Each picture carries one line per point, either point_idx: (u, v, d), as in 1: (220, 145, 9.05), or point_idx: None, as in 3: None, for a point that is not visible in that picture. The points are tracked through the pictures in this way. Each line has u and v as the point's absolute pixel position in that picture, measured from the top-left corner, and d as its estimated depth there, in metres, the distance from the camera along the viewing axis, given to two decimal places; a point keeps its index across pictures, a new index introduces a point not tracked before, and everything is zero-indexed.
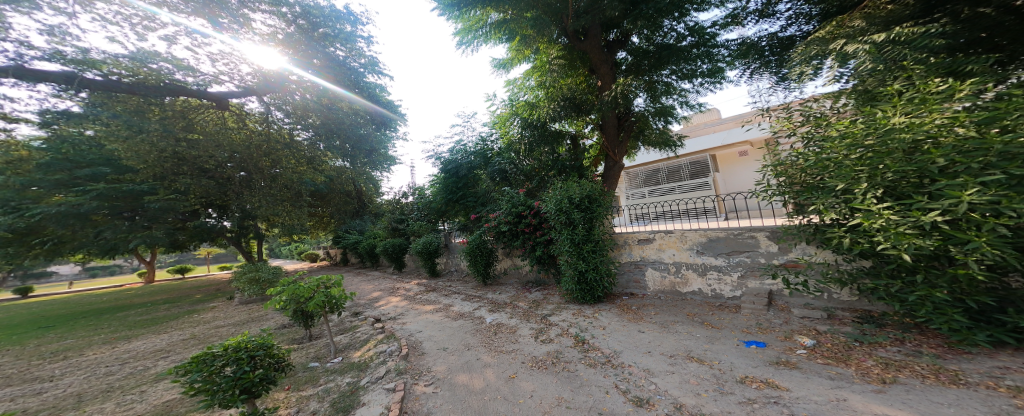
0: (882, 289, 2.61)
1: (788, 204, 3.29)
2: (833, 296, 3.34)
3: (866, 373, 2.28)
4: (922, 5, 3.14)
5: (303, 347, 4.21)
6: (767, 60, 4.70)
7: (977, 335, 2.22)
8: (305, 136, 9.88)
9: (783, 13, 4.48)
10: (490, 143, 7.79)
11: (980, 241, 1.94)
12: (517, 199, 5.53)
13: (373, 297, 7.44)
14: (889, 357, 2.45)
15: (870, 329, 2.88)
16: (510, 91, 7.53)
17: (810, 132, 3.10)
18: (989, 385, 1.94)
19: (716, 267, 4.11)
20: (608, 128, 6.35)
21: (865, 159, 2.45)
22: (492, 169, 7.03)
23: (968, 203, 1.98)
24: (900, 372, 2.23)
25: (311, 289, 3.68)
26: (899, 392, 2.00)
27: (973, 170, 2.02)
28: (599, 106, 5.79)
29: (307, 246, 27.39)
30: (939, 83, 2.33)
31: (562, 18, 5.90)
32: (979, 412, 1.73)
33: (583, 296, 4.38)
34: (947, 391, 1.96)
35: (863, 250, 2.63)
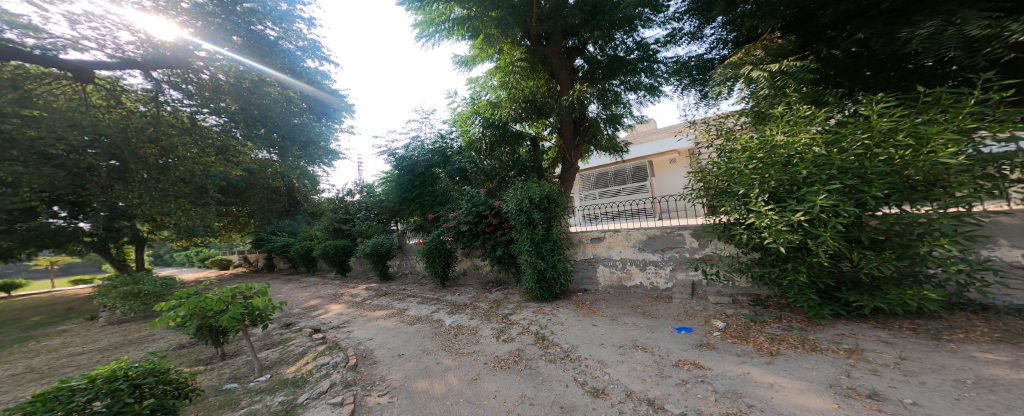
0: (766, 276, 3.15)
1: (704, 206, 3.73)
2: (735, 283, 3.93)
3: (760, 348, 2.71)
4: (799, 43, 3.91)
5: (213, 369, 3.63)
6: (694, 78, 5.33)
7: (826, 310, 2.87)
8: (214, 122, 8.61)
9: (708, 37, 5.12)
10: (451, 142, 7.62)
11: (825, 235, 2.50)
12: (477, 199, 5.48)
13: (310, 305, 6.73)
14: (772, 332, 2.96)
15: (759, 309, 3.44)
16: (473, 90, 7.40)
17: (723, 146, 3.52)
18: (835, 350, 2.49)
19: (654, 262, 4.54)
20: (565, 132, 6.58)
21: (757, 170, 2.92)
22: (450, 168, 6.86)
23: (823, 207, 2.51)
24: (781, 345, 2.70)
25: (223, 302, 3.12)
26: (782, 362, 2.43)
27: (822, 179, 2.56)
28: (558, 109, 6.02)
29: (215, 251, 23.42)
30: (807, 109, 2.90)
31: (524, 21, 6.05)
32: (831, 371, 2.22)
33: (543, 294, 4.50)
34: (811, 357, 2.43)
35: (754, 244, 3.13)
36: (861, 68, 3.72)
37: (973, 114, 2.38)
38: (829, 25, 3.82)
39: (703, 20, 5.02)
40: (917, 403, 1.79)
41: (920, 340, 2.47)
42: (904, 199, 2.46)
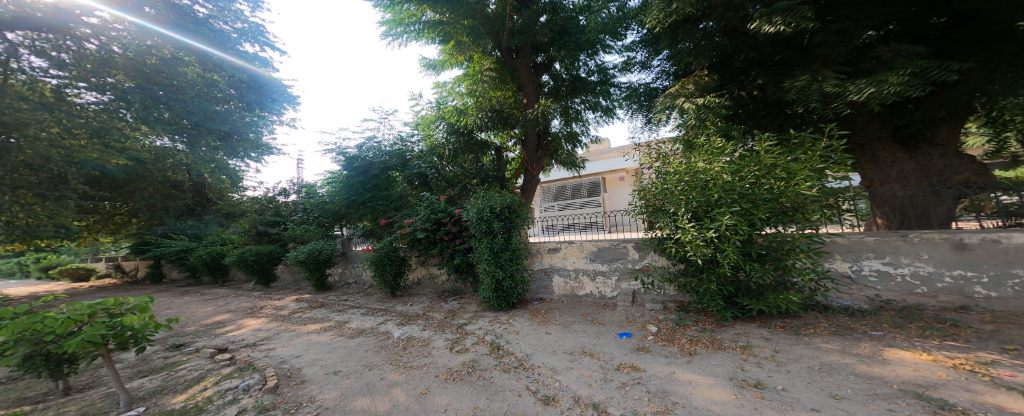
0: (688, 285, 3.68)
1: (645, 222, 4.11)
2: (665, 291, 4.39)
3: (682, 349, 3.07)
4: (719, 82, 4.77)
5: (56, 406, 2.82)
6: (642, 104, 5.96)
7: (727, 313, 3.45)
8: (91, 100, 7.26)
9: (655, 68, 5.81)
10: (412, 144, 7.41)
11: (728, 249, 3.10)
12: (437, 205, 5.30)
13: (215, 322, 5.71)
14: (694, 334, 3.38)
15: (683, 314, 3.90)
16: (439, 94, 7.37)
17: (660, 167, 3.98)
18: (736, 348, 2.97)
19: (602, 272, 4.85)
20: (529, 145, 6.71)
21: (682, 191, 3.41)
22: (409, 172, 6.60)
23: (728, 226, 3.10)
24: (699, 345, 3.10)
25: (74, 321, 2.22)
26: (699, 361, 2.79)
27: (726, 203, 3.15)
28: (522, 121, 6.17)
29: (68, 257, 18.35)
30: (719, 143, 3.50)
31: (498, 33, 6.21)
32: (730, 366, 2.66)
33: (502, 304, 4.49)
34: (721, 355, 2.85)
35: (679, 256, 3.63)
36: (758, 110, 4.72)
37: (822, 155, 3.23)
38: (741, 70, 4.63)
39: (651, 52, 5.69)
40: (786, 389, 2.25)
41: (786, 336, 3.14)
42: (780, 221, 3.16)
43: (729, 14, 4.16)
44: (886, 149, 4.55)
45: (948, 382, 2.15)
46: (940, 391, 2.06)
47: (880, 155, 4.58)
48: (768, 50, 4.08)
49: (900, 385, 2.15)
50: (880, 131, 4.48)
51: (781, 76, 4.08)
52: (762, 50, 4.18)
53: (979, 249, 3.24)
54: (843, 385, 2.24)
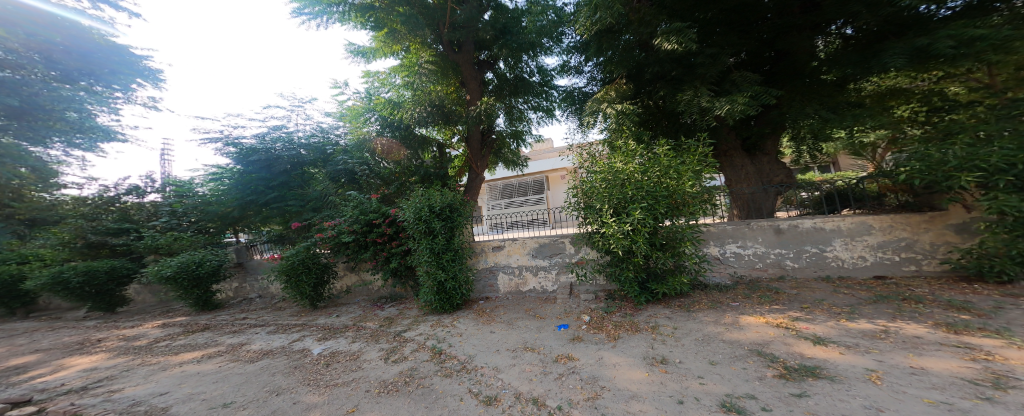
0: (613, 274, 4.09)
1: (579, 218, 4.38)
2: (597, 281, 4.81)
3: (610, 334, 3.39)
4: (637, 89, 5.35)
5: None
6: (576, 106, 6.42)
7: (642, 297, 3.96)
8: None
9: (586, 73, 6.33)
10: (334, 137, 6.61)
11: (639, 240, 3.56)
12: (367, 206, 4.81)
13: (11, 368, 4.11)
14: (619, 319, 3.77)
15: (611, 301, 4.33)
16: (370, 84, 6.69)
17: (588, 166, 4.33)
18: (649, 329, 3.41)
19: (543, 267, 5.05)
20: (472, 142, 6.54)
21: (606, 188, 3.77)
22: (331, 168, 5.82)
23: (640, 220, 3.54)
24: (622, 330, 3.47)
25: None
26: (623, 344, 3.12)
27: (639, 200, 3.59)
28: (465, 118, 6.03)
29: None
30: (635, 148, 3.96)
31: (438, 24, 5.94)
32: (644, 346, 3.04)
33: (448, 307, 4.35)
34: (639, 337, 3.23)
35: (604, 248, 4.00)
36: (662, 119, 5.58)
37: (698, 160, 3.97)
38: (649, 82, 5.33)
39: (583, 58, 6.16)
40: (683, 361, 2.67)
41: (679, 313, 3.74)
42: (674, 214, 3.74)
43: (645, 30, 4.73)
44: (740, 155, 5.75)
45: (776, 339, 2.85)
46: (771, 347, 2.73)
47: (734, 160, 5.77)
48: (666, 66, 4.83)
49: (749, 346, 2.77)
50: (735, 140, 5.67)
51: (676, 90, 4.86)
52: (663, 65, 4.89)
53: (788, 232, 4.38)
54: (716, 351, 2.77)
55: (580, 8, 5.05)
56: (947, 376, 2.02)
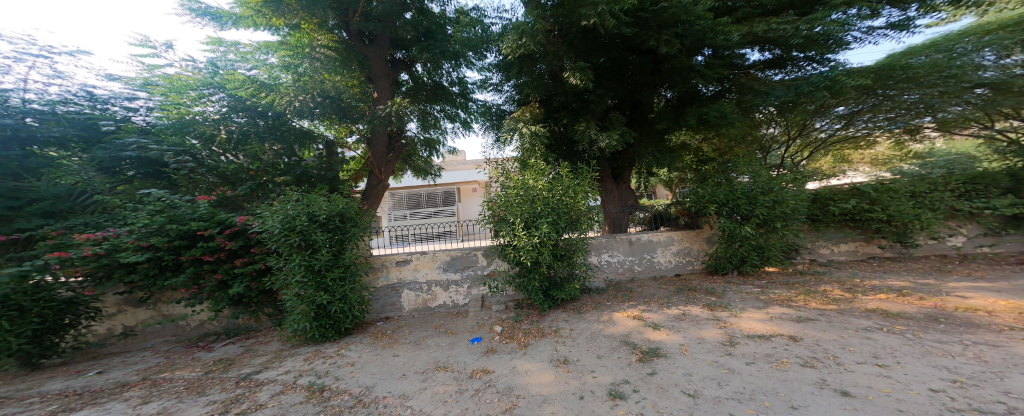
0: (524, 285, 4.19)
1: (491, 230, 4.38)
2: (508, 292, 4.86)
3: (521, 342, 3.42)
4: (546, 113, 5.88)
5: None
6: (493, 123, 6.71)
7: (545, 304, 4.18)
8: None
9: (506, 93, 6.58)
10: (119, 109, 4.14)
11: (545, 251, 3.80)
12: (189, 212, 3.54)
13: None
14: (527, 326, 3.87)
15: (521, 310, 4.43)
16: (213, 51, 5.01)
17: (503, 181, 4.38)
18: (554, 332, 3.59)
19: (455, 281, 4.82)
20: (376, 144, 5.90)
21: (516, 202, 3.92)
22: (104, 153, 3.69)
23: (546, 234, 3.79)
24: (532, 336, 3.56)
25: None
26: (534, 350, 3.19)
27: (547, 215, 3.85)
28: (371, 118, 5.40)
29: None
30: (542, 167, 4.23)
31: (346, 12, 5.35)
32: (550, 349, 3.18)
33: (334, 333, 3.72)
34: (547, 341, 3.37)
35: (516, 260, 4.09)
36: (565, 146, 6.18)
37: (589, 183, 4.57)
38: (557, 109, 5.91)
39: (501, 78, 6.38)
40: (579, 358, 2.89)
41: (574, 315, 4.08)
42: (573, 228, 4.13)
43: (557, 63, 5.22)
44: (610, 181, 6.81)
45: (633, 328, 3.42)
46: (632, 335, 3.25)
47: (607, 186, 6.79)
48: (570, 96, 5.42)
49: (620, 337, 3.22)
50: (608, 169, 6.68)
51: (575, 120, 5.56)
52: (568, 96, 5.49)
53: (637, 243, 5.53)
54: (601, 345, 3.11)
55: (507, 29, 5.19)
56: (724, 344, 2.83)
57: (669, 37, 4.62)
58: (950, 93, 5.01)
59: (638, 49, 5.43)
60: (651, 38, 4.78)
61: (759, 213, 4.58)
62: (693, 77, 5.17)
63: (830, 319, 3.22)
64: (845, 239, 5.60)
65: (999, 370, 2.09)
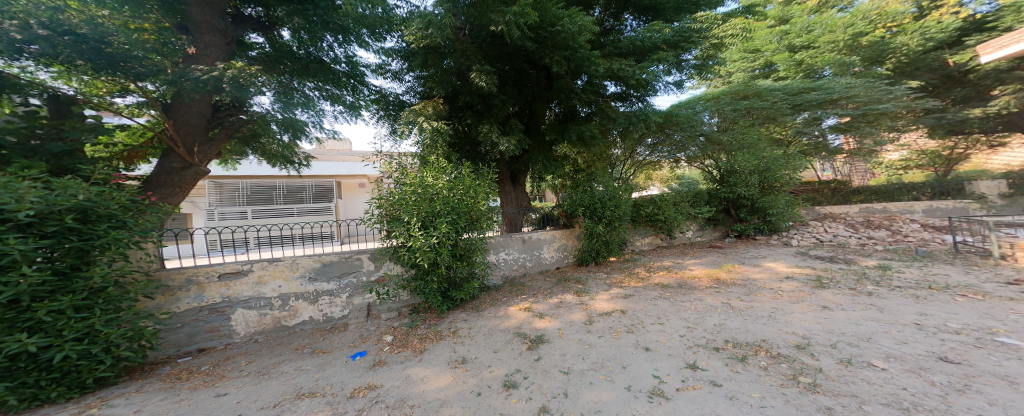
0: (420, 287, 3.94)
1: (382, 231, 3.95)
2: (400, 297, 4.49)
3: (415, 349, 3.19)
4: (449, 111, 5.73)
5: None
6: (389, 113, 6.12)
7: (444, 306, 4.04)
8: None
9: (406, 82, 6.07)
10: None
11: (443, 252, 3.66)
12: None
13: None
14: (422, 332, 3.63)
15: (415, 316, 4.14)
16: None
17: (399, 177, 4.01)
18: (452, 334, 3.48)
19: (328, 291, 4.12)
20: (184, 114, 3.72)
21: (415, 202, 3.64)
22: None
23: (444, 234, 3.66)
24: (427, 341, 3.36)
25: None
26: (428, 355, 3.01)
27: (445, 215, 3.71)
28: (175, 77, 3.32)
29: None
30: (441, 164, 4.06)
31: None
32: (447, 351, 3.07)
33: (60, 391, 2.28)
34: (443, 344, 3.24)
35: (410, 262, 3.80)
36: (466, 144, 6.15)
37: (489, 184, 4.64)
38: (459, 108, 5.83)
39: (405, 66, 5.84)
40: (476, 356, 2.88)
41: (474, 314, 4.08)
42: (473, 227, 4.13)
43: (464, 62, 5.03)
44: (509, 184, 7.12)
45: (524, 320, 3.64)
46: (523, 326, 3.47)
47: (505, 188, 7.07)
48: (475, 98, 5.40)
49: (515, 330, 3.37)
50: (507, 171, 6.98)
51: (478, 122, 5.58)
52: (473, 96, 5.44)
53: (529, 241, 5.96)
54: (496, 339, 3.19)
55: (408, 16, 4.70)
56: (586, 323, 3.31)
57: (559, 58, 5.09)
58: (692, 137, 7.71)
59: (537, 63, 5.82)
60: (547, 56, 5.17)
61: (607, 215, 5.75)
62: (574, 98, 5.88)
63: (639, 293, 4.12)
64: (647, 233, 7.22)
65: (699, 316, 3.17)
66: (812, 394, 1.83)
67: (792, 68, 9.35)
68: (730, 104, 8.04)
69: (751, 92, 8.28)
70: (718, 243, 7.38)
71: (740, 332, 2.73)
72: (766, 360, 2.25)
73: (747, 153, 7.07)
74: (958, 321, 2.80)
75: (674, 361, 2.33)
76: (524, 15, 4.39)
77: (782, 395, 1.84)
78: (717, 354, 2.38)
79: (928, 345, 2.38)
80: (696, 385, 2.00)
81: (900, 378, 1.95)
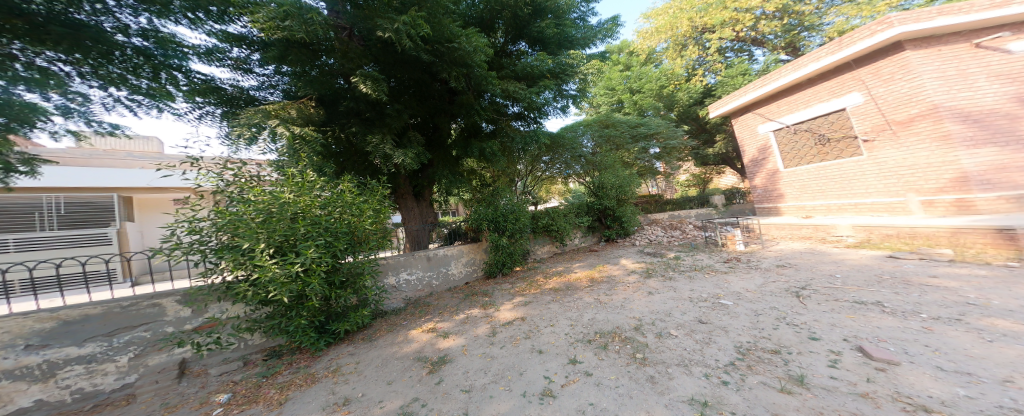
0: (278, 326, 3.25)
1: (204, 264, 3.12)
2: (248, 342, 3.65)
3: (269, 403, 2.60)
4: (325, 118, 5.10)
5: None
6: (234, 109, 4.75)
7: (320, 342, 3.44)
8: None
9: (260, 75, 5.01)
10: None
11: (314, 281, 3.10)
12: None
13: None
14: (282, 380, 2.99)
15: (273, 362, 3.39)
16: None
17: (235, 193, 3.30)
18: (329, 374, 2.99)
19: (88, 358, 2.96)
20: None
21: (265, 224, 3.01)
22: None
23: (315, 258, 3.13)
24: (291, 390, 2.78)
25: None
26: (291, 407, 2.49)
27: (317, 236, 3.21)
28: None
29: None
30: (310, 175, 3.54)
31: None
32: (323, 395, 2.61)
33: None
34: (312, 389, 2.73)
35: (260, 299, 3.09)
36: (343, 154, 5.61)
37: (381, 200, 4.31)
38: (334, 116, 5.27)
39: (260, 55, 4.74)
40: (365, 392, 2.55)
41: (363, 345, 3.63)
42: (354, 250, 3.70)
43: (347, 67, 4.59)
44: (411, 198, 6.82)
45: (426, 342, 3.44)
46: (425, 350, 3.26)
47: (406, 203, 6.72)
48: (362, 105, 5.02)
49: (415, 355, 3.14)
50: (408, 186, 6.70)
51: (367, 131, 5.13)
52: (359, 103, 5.06)
53: (435, 258, 5.78)
54: (392, 369, 2.90)
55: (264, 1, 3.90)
56: (490, 335, 3.36)
57: (458, 74, 5.19)
58: (575, 157, 9.08)
59: (439, 77, 5.72)
60: (446, 70, 5.19)
61: (509, 227, 6.06)
62: (476, 115, 5.97)
63: (538, 299, 4.45)
64: (544, 243, 7.89)
65: (580, 313, 3.63)
66: (645, 367, 2.29)
67: (632, 106, 12.04)
68: (590, 131, 9.82)
69: (609, 122, 10.25)
70: (597, 247, 8.64)
71: (604, 322, 3.24)
72: (619, 344, 2.71)
73: (609, 172, 8.63)
74: (705, 291, 4.01)
75: (561, 358, 2.58)
76: (416, 26, 4.26)
77: (629, 373, 2.23)
78: (590, 346, 2.75)
79: (697, 312, 3.31)
80: (576, 379, 2.25)
81: (688, 341, 2.65)
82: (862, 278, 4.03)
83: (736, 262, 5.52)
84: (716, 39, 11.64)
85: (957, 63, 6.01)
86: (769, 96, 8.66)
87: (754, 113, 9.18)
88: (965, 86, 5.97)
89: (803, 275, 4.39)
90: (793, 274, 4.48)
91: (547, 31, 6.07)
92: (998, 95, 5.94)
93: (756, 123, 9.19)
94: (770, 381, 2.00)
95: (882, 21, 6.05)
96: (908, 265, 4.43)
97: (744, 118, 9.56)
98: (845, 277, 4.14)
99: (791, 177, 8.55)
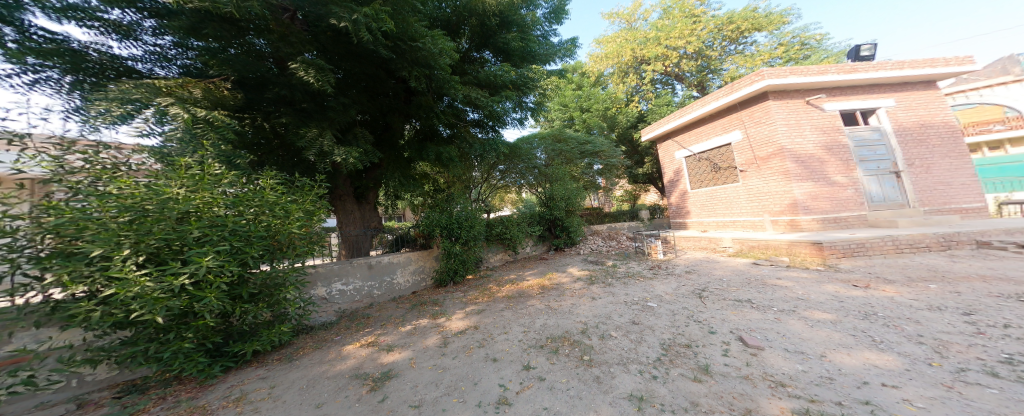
0: (142, 354, 2.64)
1: (38, 275, 2.43)
2: (85, 379, 2.86)
3: None
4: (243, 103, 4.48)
5: None
6: (86, 79, 3.62)
7: (214, 368, 2.93)
8: None
9: (146, 43, 3.95)
10: None
11: (211, 295, 2.65)
12: None
13: None
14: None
15: (132, 399, 2.71)
16: None
17: (85, 184, 2.70)
18: (227, 404, 2.56)
19: None
20: None
21: (134, 225, 2.53)
22: None
23: (220, 262, 2.73)
24: None
25: None
26: None
27: (217, 240, 2.80)
28: None
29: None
30: (215, 169, 3.10)
31: None
32: None
33: None
34: None
35: (117, 321, 2.52)
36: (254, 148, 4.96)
37: (313, 201, 3.99)
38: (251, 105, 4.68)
39: (149, 18, 3.80)
40: None
41: (281, 366, 3.21)
42: (273, 257, 3.36)
43: (285, 52, 4.20)
44: (352, 201, 6.43)
45: (366, 358, 3.20)
46: (364, 366, 3.03)
47: (346, 205, 6.33)
48: (297, 95, 4.51)
49: (350, 373, 2.90)
50: (349, 187, 6.31)
51: (301, 124, 4.63)
52: (292, 91, 4.52)
53: (378, 266, 5.50)
54: (322, 391, 2.63)
55: None
56: (442, 346, 3.26)
57: (419, 74, 5.02)
58: (529, 167, 9.36)
59: (397, 75, 5.46)
60: (405, 69, 4.99)
61: (464, 235, 5.97)
62: (435, 118, 5.84)
63: (490, 307, 4.45)
64: (497, 251, 7.93)
65: (533, 319, 3.72)
66: (592, 368, 2.43)
67: (582, 124, 12.94)
68: (543, 143, 10.22)
69: (562, 136, 10.81)
70: (547, 256, 8.90)
71: (554, 327, 3.37)
72: (569, 348, 2.83)
73: (559, 184, 9.06)
74: (636, 295, 4.42)
75: (515, 365, 2.61)
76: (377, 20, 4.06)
77: (578, 375, 2.34)
78: (542, 351, 2.83)
79: (631, 314, 3.63)
80: (529, 384, 2.29)
81: (625, 341, 2.89)
82: (737, 281, 4.82)
83: (660, 269, 6.17)
84: (649, 70, 13.12)
85: (798, 114, 7.48)
86: (683, 126, 9.97)
87: (672, 141, 10.54)
88: (802, 133, 7.42)
89: (705, 279, 5.06)
90: (697, 278, 5.18)
91: (512, 43, 6.17)
92: (822, 142, 7.46)
93: (674, 150, 10.55)
94: (687, 373, 2.28)
95: (756, 73, 7.36)
96: (762, 270, 5.42)
97: (666, 145, 10.95)
98: (728, 281, 4.90)
99: (695, 197, 9.89)
